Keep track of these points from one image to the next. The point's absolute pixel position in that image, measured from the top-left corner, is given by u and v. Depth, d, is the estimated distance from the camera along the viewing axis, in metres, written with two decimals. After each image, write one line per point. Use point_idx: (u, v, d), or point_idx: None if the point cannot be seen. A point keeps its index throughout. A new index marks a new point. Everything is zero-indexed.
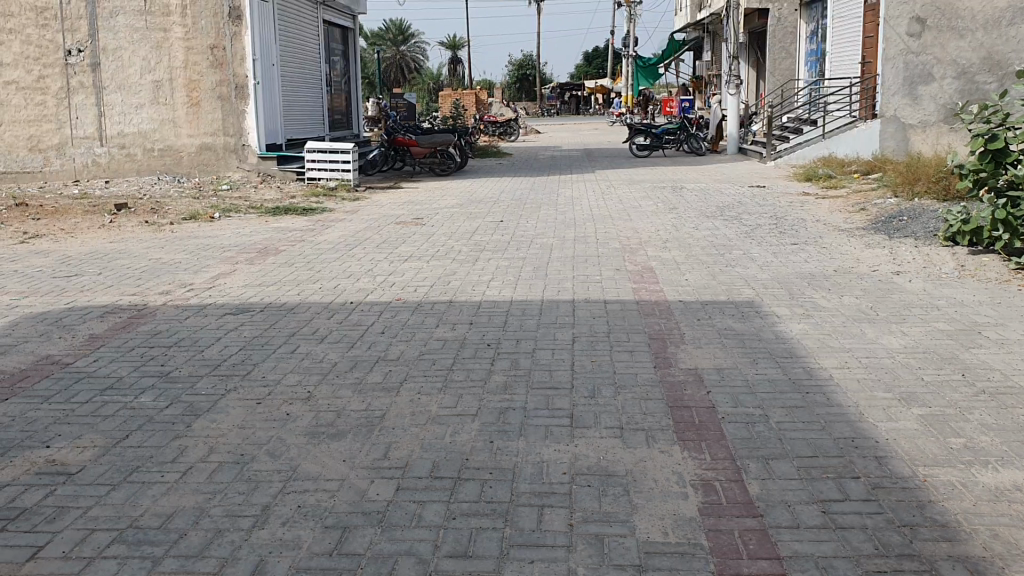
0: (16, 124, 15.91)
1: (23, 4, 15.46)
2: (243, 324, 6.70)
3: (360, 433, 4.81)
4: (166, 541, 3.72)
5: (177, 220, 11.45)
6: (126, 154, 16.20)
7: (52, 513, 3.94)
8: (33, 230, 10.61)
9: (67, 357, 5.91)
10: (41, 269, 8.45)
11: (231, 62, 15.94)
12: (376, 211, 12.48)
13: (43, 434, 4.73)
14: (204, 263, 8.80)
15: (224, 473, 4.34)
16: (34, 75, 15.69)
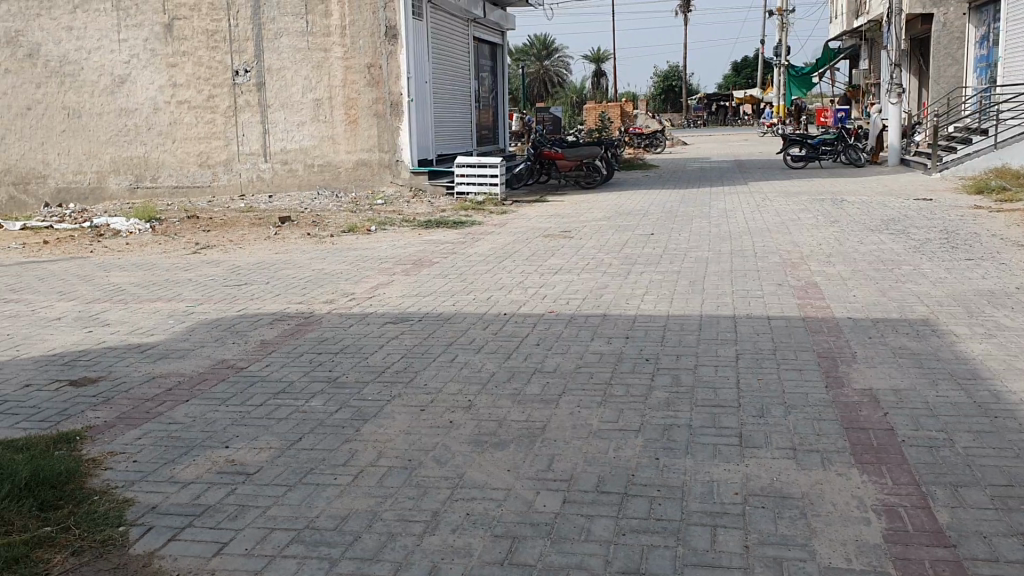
0: (188, 141, 17.11)
1: (196, 27, 16.56)
2: (403, 333, 6.84)
3: (524, 444, 4.80)
4: (342, 543, 3.80)
5: (337, 233, 11.85)
6: (288, 169, 17.00)
7: (234, 511, 4.09)
8: (205, 241, 11.25)
9: (241, 361, 6.18)
10: (216, 277, 8.91)
11: (387, 80, 16.28)
12: (526, 224, 12.58)
13: (223, 435, 4.93)
14: (361, 273, 9.07)
15: (393, 478, 4.41)
16: (205, 94, 16.82)
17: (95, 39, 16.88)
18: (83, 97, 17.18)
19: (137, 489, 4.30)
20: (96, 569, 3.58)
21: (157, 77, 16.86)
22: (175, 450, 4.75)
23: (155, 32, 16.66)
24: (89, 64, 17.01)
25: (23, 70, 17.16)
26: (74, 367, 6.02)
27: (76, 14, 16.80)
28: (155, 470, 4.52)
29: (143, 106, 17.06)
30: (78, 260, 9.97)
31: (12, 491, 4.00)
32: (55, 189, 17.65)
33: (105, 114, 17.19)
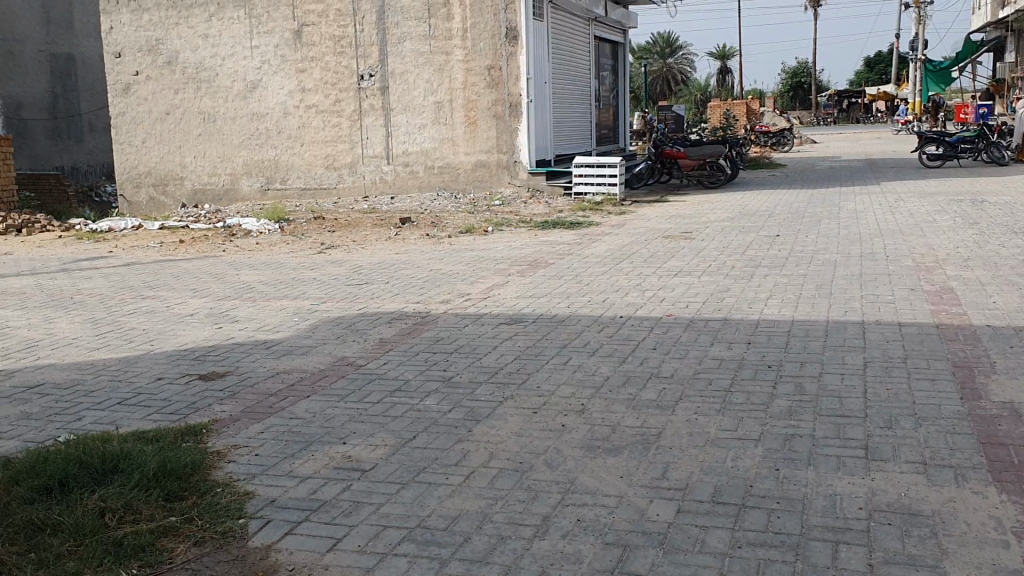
0: (316, 145, 17.65)
1: (324, 33, 17.07)
2: (518, 334, 6.84)
3: (638, 450, 4.71)
4: (452, 543, 3.81)
5: (455, 233, 11.99)
6: (410, 171, 17.30)
7: (349, 507, 4.15)
8: (329, 241, 11.56)
9: (360, 359, 6.29)
10: (338, 276, 9.12)
11: (507, 82, 16.36)
12: (645, 225, 12.42)
13: (340, 431, 5.02)
14: (478, 274, 9.14)
15: (505, 481, 4.40)
16: (332, 98, 17.31)
17: (229, 46, 17.65)
18: (218, 102, 17.97)
19: (258, 482, 4.43)
20: (217, 560, 3.71)
21: (286, 82, 17.48)
22: (295, 444, 4.86)
23: (285, 39, 17.28)
24: (223, 71, 17.79)
25: (163, 77, 18.14)
26: (203, 361, 6.27)
27: (212, 22, 17.62)
28: (275, 464, 4.64)
29: (273, 110, 17.71)
30: (211, 259, 10.42)
31: (141, 480, 4.19)
32: (191, 190, 18.53)
33: (238, 118, 17.94)
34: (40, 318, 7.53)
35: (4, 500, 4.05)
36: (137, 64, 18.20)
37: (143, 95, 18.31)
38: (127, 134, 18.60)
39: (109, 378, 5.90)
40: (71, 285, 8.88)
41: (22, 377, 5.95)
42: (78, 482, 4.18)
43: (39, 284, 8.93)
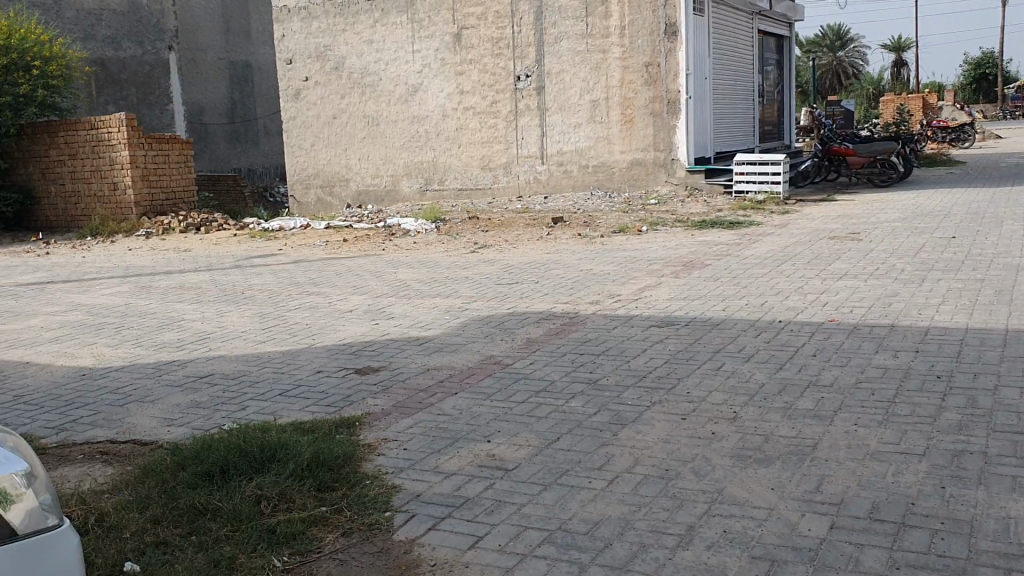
0: (472, 146, 17.94)
1: (482, 36, 17.35)
2: (669, 337, 6.70)
3: (791, 461, 4.50)
4: (593, 548, 3.75)
5: (608, 233, 11.88)
6: (564, 171, 17.30)
7: (491, 506, 4.16)
8: (483, 240, 11.71)
9: (507, 358, 6.33)
10: (489, 276, 9.21)
11: (665, 79, 16.11)
12: (807, 225, 11.91)
13: (484, 429, 5.06)
14: (630, 275, 9.02)
15: (649, 487, 4.30)
16: (489, 99, 17.56)
17: (392, 51, 18.22)
18: (381, 106, 18.58)
19: (404, 476, 4.51)
20: (363, 551, 3.80)
21: (446, 85, 17.87)
22: (442, 441, 4.92)
23: (445, 42, 17.68)
24: (386, 75, 18.39)
25: (330, 82, 18.95)
26: (359, 356, 6.46)
27: (377, 28, 18.25)
28: (422, 459, 4.71)
29: (433, 112, 18.14)
30: (370, 257, 10.76)
31: (295, 469, 4.35)
32: (355, 191, 19.23)
33: (400, 121, 18.47)
34: (213, 311, 7.98)
35: (171, 483, 4.30)
36: (307, 70, 19.09)
37: (312, 100, 19.18)
38: (297, 137, 19.52)
39: (272, 370, 6.18)
40: (242, 280, 9.39)
41: (194, 367, 6.32)
42: (238, 470, 4.38)
43: (214, 279, 9.49)
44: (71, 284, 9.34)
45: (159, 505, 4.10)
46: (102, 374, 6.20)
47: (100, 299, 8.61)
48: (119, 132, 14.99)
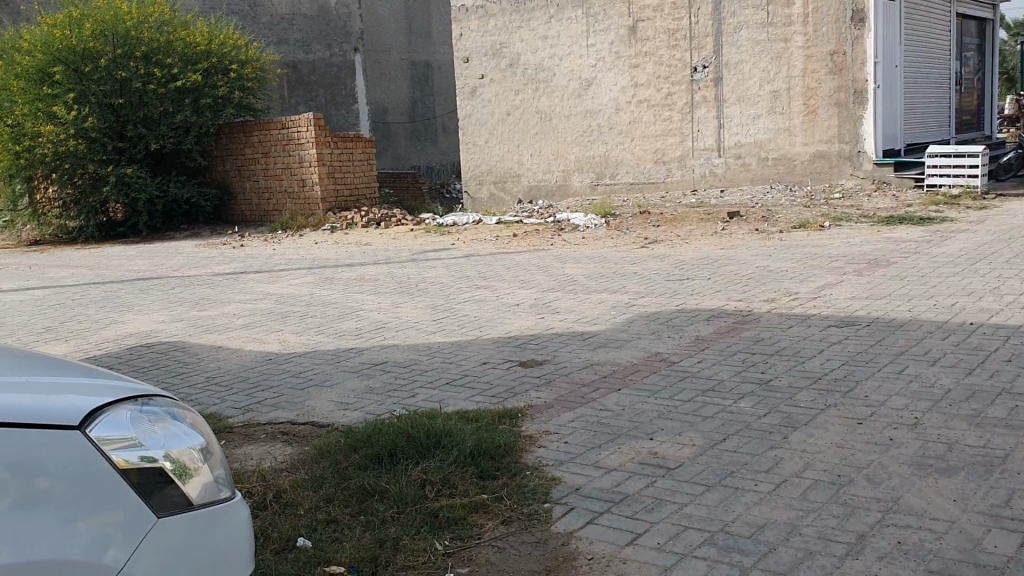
0: (647, 139, 17.74)
1: (658, 28, 17.17)
2: (847, 338, 6.40)
3: (977, 473, 4.20)
4: (756, 552, 3.63)
5: (786, 229, 11.47)
6: (742, 163, 16.82)
7: (651, 504, 4.10)
8: (654, 235, 11.55)
9: (674, 356, 6.22)
10: (658, 271, 9.09)
11: (852, 66, 15.40)
12: (1007, 221, 11.05)
13: (647, 427, 4.99)
14: (808, 272, 8.66)
15: (818, 493, 4.12)
16: (664, 92, 17.34)
17: (567, 46, 18.33)
18: (555, 101, 18.70)
19: (565, 469, 4.51)
20: (521, 540, 3.84)
21: (620, 78, 17.79)
22: (603, 436, 4.90)
23: (620, 35, 17.61)
24: (561, 70, 18.50)
25: (505, 79, 19.24)
26: (525, 349, 6.54)
27: (552, 24, 18.40)
28: (583, 453, 4.70)
29: (607, 106, 18.09)
30: (540, 251, 10.86)
31: (458, 457, 4.45)
32: (529, 186, 19.39)
33: (573, 115, 18.53)
34: (389, 302, 8.29)
35: (343, 464, 4.50)
36: (483, 67, 19.46)
37: (488, 97, 19.53)
38: (472, 134, 19.94)
39: (440, 360, 6.34)
40: (416, 273, 9.69)
41: (369, 354, 6.58)
42: (405, 454, 4.53)
43: (390, 272, 9.83)
44: (262, 275, 9.94)
45: (331, 485, 4.30)
46: (285, 359, 6.57)
47: (285, 289, 9.10)
48: (307, 132, 15.91)
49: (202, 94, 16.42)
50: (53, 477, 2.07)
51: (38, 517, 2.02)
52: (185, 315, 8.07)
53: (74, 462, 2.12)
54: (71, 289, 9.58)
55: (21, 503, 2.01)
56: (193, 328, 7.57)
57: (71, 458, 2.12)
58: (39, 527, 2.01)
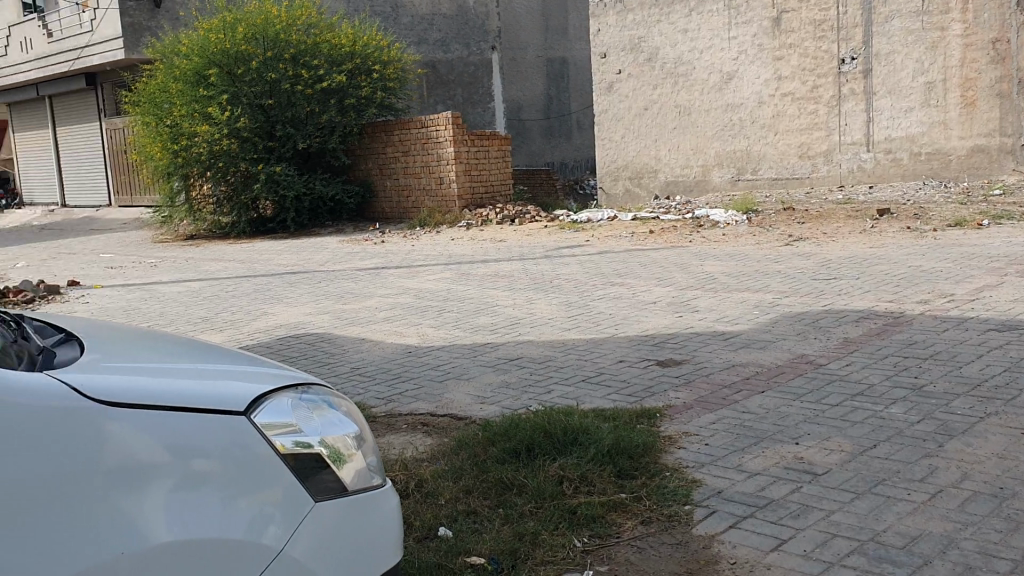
0: (790, 134, 17.22)
1: (804, 18, 16.68)
2: (1010, 343, 6.03)
3: None
4: (910, 564, 3.46)
5: (941, 227, 10.91)
6: (892, 159, 16.10)
7: (796, 509, 3.97)
8: (798, 233, 11.19)
9: (821, 358, 6.01)
10: (802, 271, 8.80)
11: (1015, 55, 14.67)
12: None
13: (793, 431, 4.84)
14: (966, 273, 8.21)
15: (978, 505, 3.90)
16: (810, 85, 16.80)
17: (707, 39, 18.00)
18: (694, 95, 18.38)
19: (706, 471, 4.42)
20: (661, 541, 3.79)
21: (763, 71, 17.35)
22: (746, 439, 4.78)
23: (763, 27, 17.20)
24: (701, 63, 18.18)
25: (643, 74, 19.03)
26: (663, 348, 6.45)
27: (692, 17, 18.12)
28: (724, 455, 4.59)
29: (748, 100, 17.65)
30: (678, 249, 10.70)
31: (596, 454, 4.43)
32: (665, 183, 19.07)
33: (713, 110, 18.15)
34: (525, 298, 8.34)
35: (481, 457, 4.56)
36: (620, 62, 19.26)
37: (625, 92, 19.33)
38: (608, 130, 19.79)
39: (577, 357, 6.33)
40: (553, 270, 9.70)
41: (506, 350, 6.63)
42: (543, 450, 4.54)
43: (526, 268, 9.87)
44: (402, 270, 10.15)
45: (471, 477, 4.36)
46: (424, 352, 6.70)
47: (424, 284, 9.28)
48: (446, 131, 16.24)
49: (346, 95, 16.98)
50: (213, 458, 2.16)
51: (200, 496, 2.11)
52: (330, 308, 8.33)
53: (231, 445, 2.20)
54: (224, 281, 10.05)
55: (182, 484, 2.10)
56: (338, 321, 7.81)
57: (229, 441, 2.20)
58: (200, 507, 2.10)
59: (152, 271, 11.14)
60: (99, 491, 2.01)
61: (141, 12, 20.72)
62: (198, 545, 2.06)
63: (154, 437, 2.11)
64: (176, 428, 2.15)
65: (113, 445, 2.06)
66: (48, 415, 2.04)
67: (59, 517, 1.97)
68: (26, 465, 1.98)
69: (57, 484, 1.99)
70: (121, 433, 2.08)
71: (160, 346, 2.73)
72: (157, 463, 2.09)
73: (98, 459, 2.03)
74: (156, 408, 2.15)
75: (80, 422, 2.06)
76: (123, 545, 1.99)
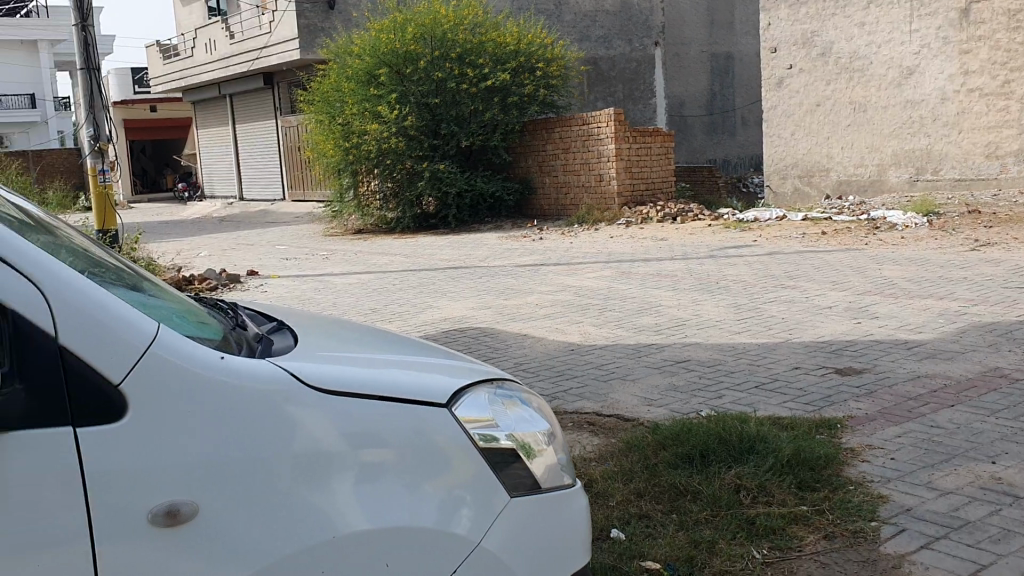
0: (976, 132, 16.23)
1: (996, 9, 15.71)
2: None
3: None
4: None
5: None
6: None
7: (997, 534, 3.71)
8: (986, 238, 10.54)
9: (1018, 372, 5.61)
10: (993, 278, 8.27)
11: None
12: None
13: (989, 449, 4.53)
14: None
15: None
16: (1000, 80, 15.80)
17: (887, 32, 17.22)
18: (870, 91, 17.63)
19: (893, 488, 4.19)
20: (846, 558, 3.62)
21: (948, 66, 16.46)
22: (936, 455, 4.51)
23: (950, 19, 16.31)
24: (879, 58, 17.42)
25: (815, 69, 18.41)
26: (840, 355, 6.18)
27: (871, 9, 17.39)
28: (912, 472, 4.35)
29: (931, 96, 16.79)
30: (852, 252, 10.26)
31: (774, 464, 4.29)
32: (836, 182, 18.32)
33: (891, 106, 17.34)
34: (690, 299, 8.18)
35: (653, 460, 4.48)
36: (791, 57, 18.71)
37: (794, 87, 18.75)
38: (775, 127, 19.23)
39: (747, 362, 6.15)
40: (719, 270, 9.49)
41: (672, 351, 6.52)
42: (717, 456, 4.43)
43: (690, 268, 9.70)
44: (563, 267, 10.16)
45: (643, 480, 4.30)
46: (588, 350, 6.67)
47: (585, 282, 9.27)
48: (607, 127, 16.19)
49: (509, 93, 17.20)
50: (393, 446, 2.15)
51: (381, 485, 2.12)
52: (494, 303, 8.43)
53: (410, 434, 2.19)
54: (393, 274, 10.35)
55: (361, 475, 2.10)
56: (501, 316, 7.89)
57: (408, 430, 2.19)
58: (385, 496, 2.11)
59: (325, 263, 11.59)
60: (284, 477, 2.02)
61: (316, 14, 21.66)
62: (384, 535, 2.08)
63: (333, 423, 2.11)
64: (358, 415, 2.15)
65: (301, 430, 2.06)
66: (235, 393, 2.03)
67: (247, 503, 1.98)
68: (220, 447, 1.98)
69: (252, 470, 2.00)
70: (305, 419, 2.08)
71: (336, 333, 2.78)
72: (337, 451, 2.09)
73: (285, 446, 2.04)
74: (344, 395, 2.16)
75: (271, 405, 2.05)
76: (316, 533, 2.02)
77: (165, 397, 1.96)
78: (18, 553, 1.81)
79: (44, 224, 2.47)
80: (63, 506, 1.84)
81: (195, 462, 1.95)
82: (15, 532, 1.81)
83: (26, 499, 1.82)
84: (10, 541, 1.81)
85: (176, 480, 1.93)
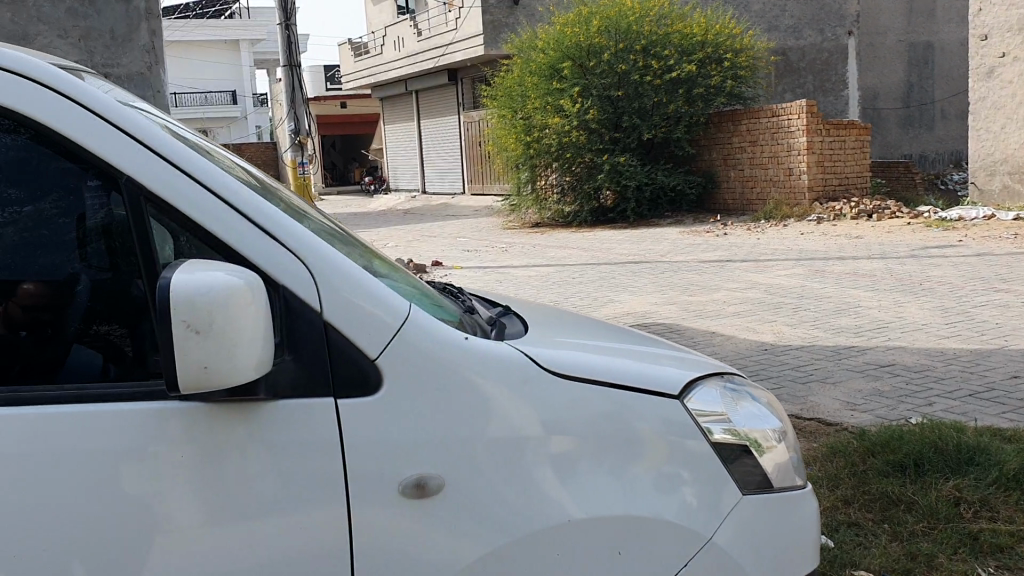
0: None
1: None
2: None
3: None
4: None
5: None
6: None
7: None
8: None
9: None
10: None
11: None
12: None
13: None
14: None
15: None
16: None
17: None
18: None
19: None
20: None
21: None
22: None
23: None
24: None
25: None
26: None
27: None
28: None
29: None
30: None
31: (999, 478, 4.01)
32: None
33: None
34: (891, 300, 7.77)
35: (861, 467, 4.27)
36: (1004, 45, 17.48)
37: (1007, 77, 17.51)
38: (985, 120, 18.02)
39: (959, 369, 5.78)
40: (922, 271, 8.97)
41: (874, 355, 6.21)
42: (933, 466, 4.18)
43: (889, 267, 9.24)
44: (751, 264, 9.88)
45: (850, 486, 4.11)
46: (782, 351, 6.47)
47: (777, 279, 8.99)
48: (799, 119, 15.67)
49: (694, 85, 16.86)
50: (592, 435, 2.04)
51: (582, 477, 2.01)
52: (679, 299, 8.31)
53: (612, 422, 2.07)
54: (574, 267, 10.39)
55: (562, 465, 2.00)
56: (688, 312, 7.77)
57: (612, 417, 2.08)
58: (591, 488, 2.02)
59: (507, 255, 11.78)
60: (483, 461, 1.95)
61: (501, 10, 21.99)
62: (592, 528, 1.99)
63: (535, 408, 2.02)
64: (559, 400, 2.05)
65: (502, 414, 1.99)
66: (438, 370, 1.97)
67: (447, 487, 1.92)
68: (419, 428, 1.93)
69: (454, 453, 1.94)
70: (505, 401, 2.01)
71: (550, 318, 2.76)
72: (537, 436, 2.00)
73: (485, 428, 1.97)
74: (559, 378, 2.08)
75: (471, 386, 1.98)
76: (520, 523, 1.95)
77: (374, 374, 1.93)
78: (242, 522, 1.84)
79: (269, 188, 2.54)
80: (284, 478, 1.86)
81: (396, 442, 1.91)
82: (240, 503, 1.84)
83: (255, 469, 1.85)
84: (235, 512, 1.84)
85: (376, 459, 1.89)
